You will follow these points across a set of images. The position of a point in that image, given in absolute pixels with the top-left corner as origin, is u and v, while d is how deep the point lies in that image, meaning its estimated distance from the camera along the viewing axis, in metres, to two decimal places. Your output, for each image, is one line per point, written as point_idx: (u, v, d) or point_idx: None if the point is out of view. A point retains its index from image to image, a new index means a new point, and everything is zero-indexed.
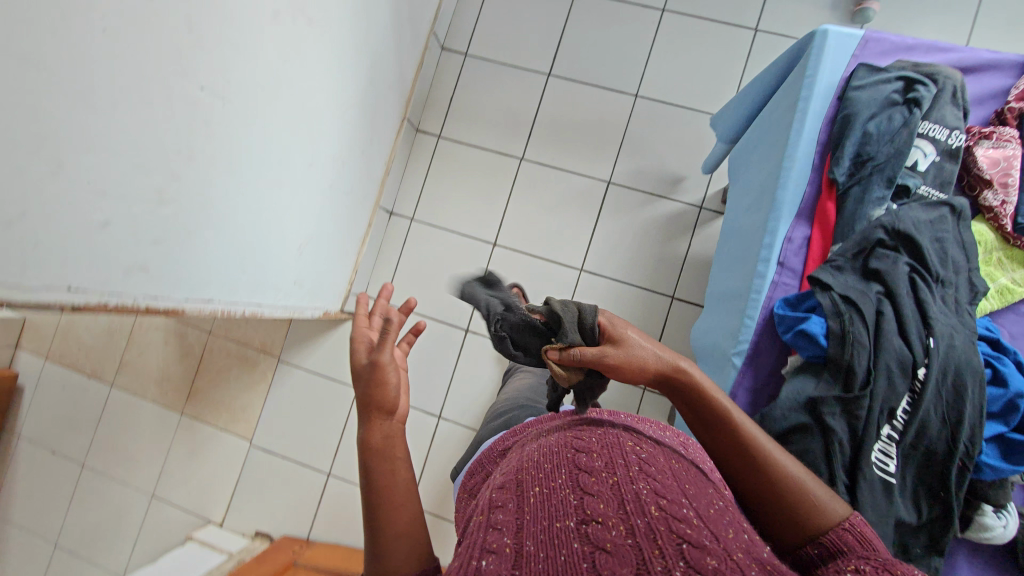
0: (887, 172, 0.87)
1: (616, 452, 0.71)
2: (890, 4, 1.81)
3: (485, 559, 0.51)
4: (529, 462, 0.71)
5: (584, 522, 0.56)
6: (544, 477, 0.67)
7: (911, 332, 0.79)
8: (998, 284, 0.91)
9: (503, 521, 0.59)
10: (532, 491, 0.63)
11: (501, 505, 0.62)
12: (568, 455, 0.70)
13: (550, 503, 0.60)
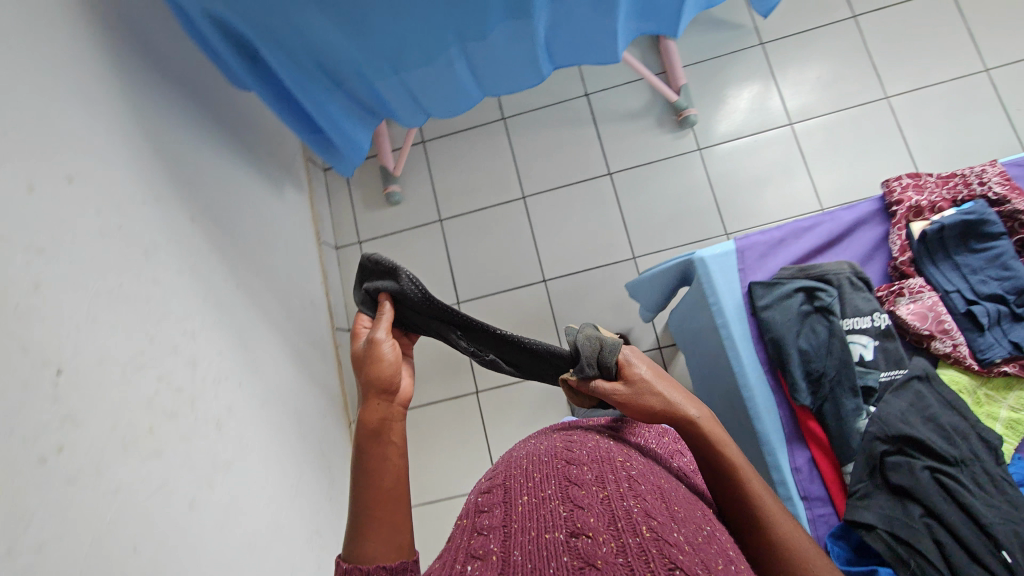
0: (843, 381, 0.98)
1: (603, 472, 0.83)
2: (703, 100, 1.97)
3: (471, 564, 0.67)
4: (522, 472, 0.86)
5: (572, 536, 0.68)
6: (535, 488, 0.80)
7: (977, 549, 0.83)
8: (1003, 420, 0.98)
9: (493, 534, 0.72)
10: (522, 502, 0.78)
11: (489, 515, 0.77)
12: (560, 468, 0.84)
13: (538, 519, 0.73)
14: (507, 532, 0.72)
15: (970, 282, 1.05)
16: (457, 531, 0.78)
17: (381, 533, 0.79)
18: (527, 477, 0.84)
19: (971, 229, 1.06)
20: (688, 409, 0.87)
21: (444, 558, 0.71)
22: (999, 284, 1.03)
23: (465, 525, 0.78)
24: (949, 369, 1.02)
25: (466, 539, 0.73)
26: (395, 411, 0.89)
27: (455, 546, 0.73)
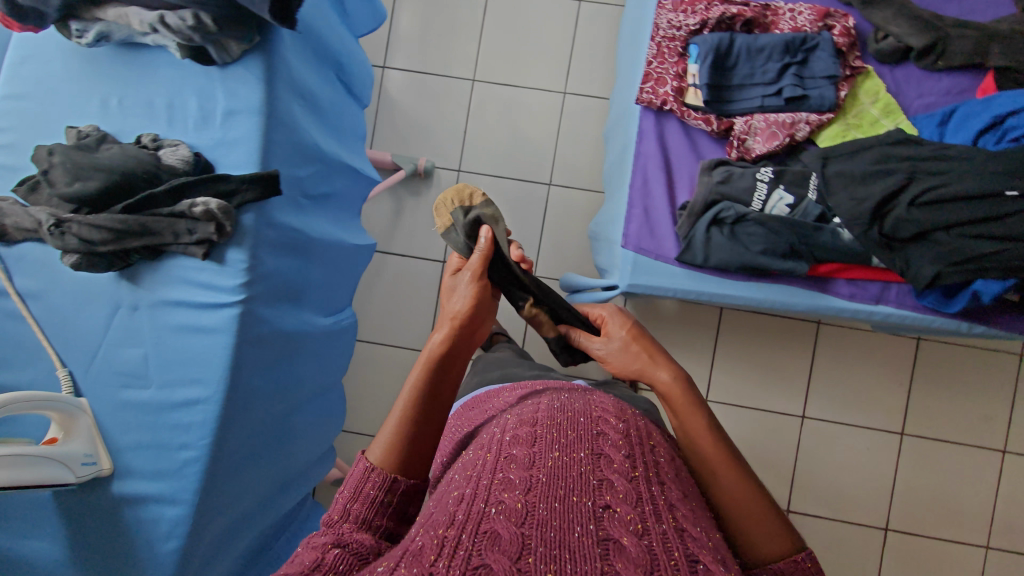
0: (801, 230, 0.90)
1: (650, 445, 0.62)
2: (413, 142, 1.91)
3: (492, 509, 0.50)
4: (548, 416, 0.66)
5: (604, 501, 0.52)
6: (563, 439, 0.60)
7: (982, 214, 0.84)
8: (878, 114, 0.95)
9: (514, 477, 0.55)
10: (555, 451, 0.58)
11: (512, 454, 0.58)
12: (588, 426, 0.63)
13: (567, 468, 0.56)
14: (534, 482, 0.54)
15: (757, 81, 0.94)
16: (476, 463, 0.60)
17: (409, 444, 0.65)
18: (563, 421, 0.64)
19: (714, 64, 0.93)
20: (660, 375, 0.72)
21: (446, 503, 0.55)
22: (773, 62, 0.93)
23: (486, 455, 0.61)
24: (827, 134, 0.96)
25: (484, 473, 0.56)
26: (461, 335, 0.74)
27: (474, 474, 0.57)
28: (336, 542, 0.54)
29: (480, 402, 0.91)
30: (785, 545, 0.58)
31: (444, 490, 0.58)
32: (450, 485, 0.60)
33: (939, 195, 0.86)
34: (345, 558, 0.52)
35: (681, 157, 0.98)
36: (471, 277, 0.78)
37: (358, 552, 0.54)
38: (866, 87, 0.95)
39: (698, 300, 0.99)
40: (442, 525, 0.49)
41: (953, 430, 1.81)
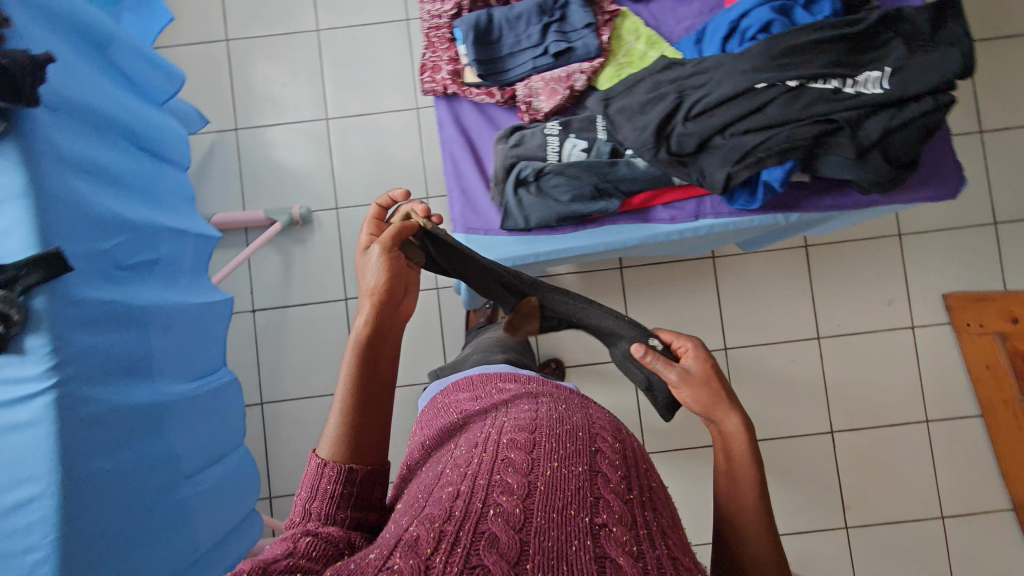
0: (601, 169, 0.94)
1: (630, 462, 0.74)
2: (285, 192, 1.91)
3: (492, 510, 0.59)
4: (550, 425, 0.74)
5: (599, 518, 0.61)
6: (563, 454, 0.69)
7: (746, 108, 0.89)
8: (645, 47, 1.01)
9: (514, 485, 0.63)
10: (550, 461, 0.67)
11: (510, 459, 0.67)
12: (589, 446, 0.72)
13: (561, 479, 0.65)
14: (530, 488, 0.63)
15: (526, 46, 0.98)
16: (471, 459, 0.68)
17: (354, 435, 0.70)
18: (556, 431, 0.73)
19: (479, 41, 0.96)
20: (731, 421, 0.83)
21: (439, 496, 0.63)
22: (534, 24, 0.98)
23: (482, 454, 0.69)
24: (604, 78, 1.01)
25: (483, 474, 0.65)
26: (386, 311, 0.74)
27: (472, 473, 0.65)
28: (307, 532, 0.60)
29: (476, 385, 0.97)
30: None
31: (435, 484, 0.66)
32: (441, 478, 0.68)
33: (708, 103, 0.91)
34: (317, 546, 0.58)
35: (480, 133, 1.02)
36: (382, 249, 0.75)
37: (329, 540, 0.60)
38: (627, 27, 1.01)
39: (539, 260, 1.02)
40: (437, 518, 0.58)
41: (862, 320, 1.87)
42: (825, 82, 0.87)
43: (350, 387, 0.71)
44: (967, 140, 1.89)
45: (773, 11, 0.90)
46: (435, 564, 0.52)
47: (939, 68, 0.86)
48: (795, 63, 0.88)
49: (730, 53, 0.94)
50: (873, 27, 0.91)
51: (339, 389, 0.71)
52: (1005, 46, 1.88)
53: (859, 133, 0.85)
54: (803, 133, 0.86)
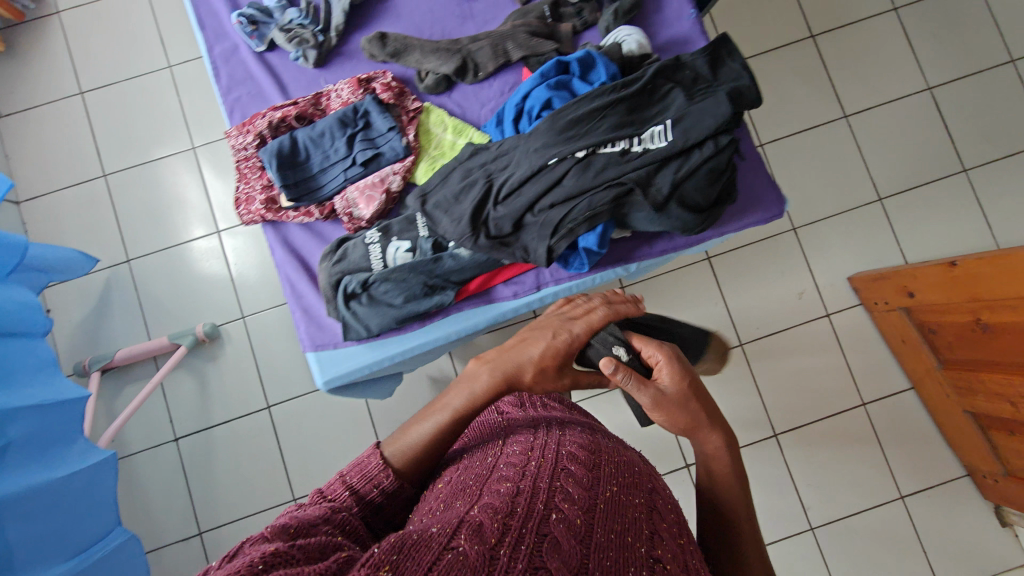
0: (425, 268, 0.94)
1: (670, 507, 0.75)
2: (187, 313, 1.88)
3: (556, 514, 0.61)
4: (607, 457, 0.77)
5: (654, 552, 0.63)
6: (620, 483, 0.71)
7: (545, 185, 0.91)
8: (454, 137, 1.03)
9: (578, 499, 0.65)
10: (609, 487, 0.69)
11: (571, 470, 0.69)
12: (643, 484, 0.75)
13: (617, 503, 0.67)
14: (590, 500, 0.65)
15: (334, 161, 0.99)
16: (528, 462, 0.71)
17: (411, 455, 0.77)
18: (609, 461, 0.75)
19: (283, 166, 0.97)
20: (715, 438, 0.86)
21: (496, 489, 0.65)
22: (339, 139, 1.00)
23: (541, 460, 0.71)
24: (419, 174, 1.02)
25: (542, 477, 0.67)
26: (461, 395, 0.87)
27: (530, 473, 0.67)
28: (333, 507, 0.66)
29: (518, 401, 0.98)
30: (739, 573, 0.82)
31: (492, 477, 0.69)
32: (491, 472, 0.71)
33: (512, 185, 0.93)
34: (350, 523, 0.65)
35: (311, 252, 1.01)
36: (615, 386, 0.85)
37: (346, 519, 0.65)
38: (432, 121, 1.04)
39: (394, 364, 1.02)
40: (499, 509, 0.60)
41: (778, 318, 1.90)
42: (613, 145, 0.90)
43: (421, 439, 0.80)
44: (834, 127, 1.96)
45: (550, 88, 0.93)
46: (501, 557, 0.53)
47: (709, 111, 0.89)
48: (581, 134, 0.91)
49: (524, 133, 0.95)
50: (649, 84, 0.94)
51: (414, 429, 0.80)
52: (845, 35, 1.98)
53: (651, 190, 0.87)
54: (600, 200, 0.88)
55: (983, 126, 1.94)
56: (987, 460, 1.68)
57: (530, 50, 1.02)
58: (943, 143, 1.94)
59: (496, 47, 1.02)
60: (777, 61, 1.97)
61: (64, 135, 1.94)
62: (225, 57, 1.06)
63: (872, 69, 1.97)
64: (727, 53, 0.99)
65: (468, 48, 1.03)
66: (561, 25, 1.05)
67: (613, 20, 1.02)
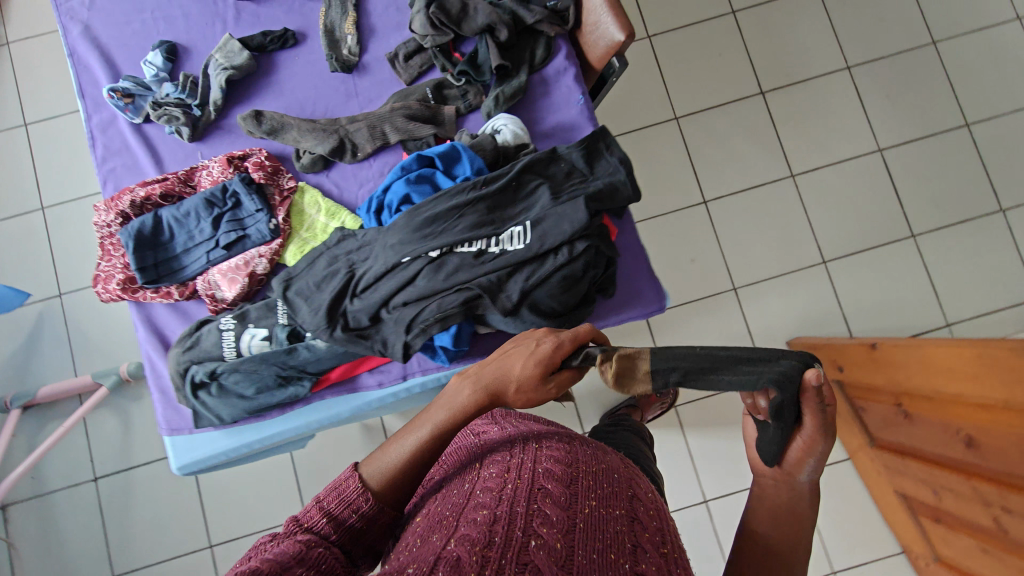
0: (278, 359, 0.91)
1: (662, 514, 0.69)
2: (116, 351, 1.87)
3: (534, 541, 0.57)
4: (587, 461, 0.71)
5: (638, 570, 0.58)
6: (601, 492, 0.66)
7: (398, 283, 0.88)
8: (328, 217, 1.00)
9: (557, 518, 0.59)
10: (588, 499, 0.63)
11: (547, 489, 0.63)
12: (627, 490, 0.69)
13: (602, 519, 0.61)
14: (571, 524, 0.59)
15: (198, 241, 0.97)
16: (503, 484, 0.65)
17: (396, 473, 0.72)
18: (591, 470, 0.68)
19: (140, 244, 0.95)
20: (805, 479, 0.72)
21: (471, 520, 0.59)
22: (206, 217, 0.98)
23: (517, 480, 0.65)
24: (288, 256, 0.99)
25: (520, 500, 0.61)
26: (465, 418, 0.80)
27: (508, 497, 0.61)
28: (309, 543, 0.61)
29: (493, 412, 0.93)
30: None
31: (468, 505, 0.63)
32: (467, 499, 0.64)
33: (370, 280, 0.90)
34: (327, 558, 0.60)
35: (174, 331, 0.98)
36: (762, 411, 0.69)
37: (319, 554, 0.60)
38: (306, 201, 1.01)
39: (253, 449, 0.99)
40: (475, 542, 0.55)
41: None
42: (469, 245, 0.87)
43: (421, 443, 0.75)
44: (781, 186, 1.90)
45: (410, 183, 0.91)
46: None
47: (568, 214, 0.87)
48: (437, 232, 0.88)
49: (386, 225, 0.93)
50: (514, 180, 0.91)
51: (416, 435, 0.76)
52: (796, 91, 1.93)
53: (501, 296, 0.85)
54: (450, 303, 0.85)
55: (931, 193, 1.89)
56: (916, 542, 1.63)
57: (407, 134, 1.00)
58: (891, 206, 1.89)
59: (373, 129, 1.01)
60: (726, 116, 1.93)
61: (7, 166, 1.94)
62: (102, 127, 1.04)
63: (823, 127, 1.92)
64: (603, 146, 0.97)
65: (345, 128, 1.01)
66: (444, 107, 1.02)
67: (494, 106, 1.00)
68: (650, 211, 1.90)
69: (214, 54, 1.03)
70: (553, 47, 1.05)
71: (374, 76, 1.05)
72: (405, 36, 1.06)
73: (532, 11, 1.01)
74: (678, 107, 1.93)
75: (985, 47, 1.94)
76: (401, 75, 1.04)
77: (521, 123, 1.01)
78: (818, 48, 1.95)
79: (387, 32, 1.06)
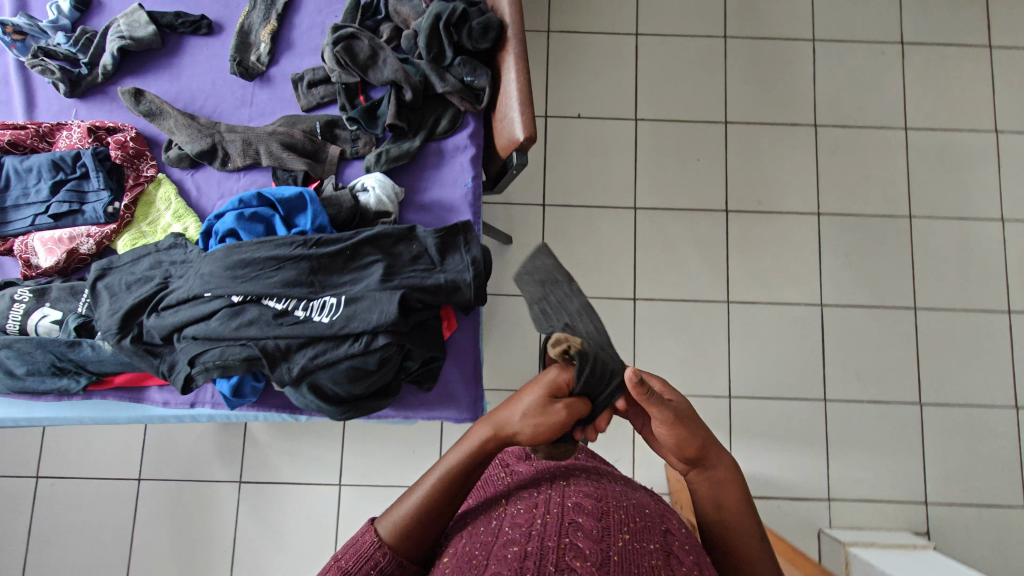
0: (56, 348, 0.87)
1: (698, 548, 0.73)
2: None
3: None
4: (614, 497, 0.75)
5: None
6: (633, 528, 0.69)
7: (194, 315, 0.83)
8: (173, 217, 0.96)
9: (587, 553, 0.64)
10: (620, 533, 0.68)
11: (579, 523, 0.68)
12: (658, 523, 0.72)
13: (633, 554, 0.65)
14: (602, 555, 0.64)
15: (31, 201, 0.93)
16: (532, 521, 0.70)
17: (417, 516, 0.78)
18: (620, 505, 0.73)
19: None
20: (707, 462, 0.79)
21: (504, 556, 0.66)
22: (47, 179, 0.94)
23: (545, 517, 0.70)
24: (119, 245, 0.94)
25: (550, 535, 0.67)
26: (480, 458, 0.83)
27: (536, 533, 0.67)
28: None
29: None
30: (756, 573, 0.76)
31: (496, 543, 0.69)
32: (497, 537, 0.70)
33: (171, 301, 0.86)
34: None
35: None
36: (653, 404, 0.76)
37: None
38: (159, 194, 0.97)
39: (21, 424, 0.95)
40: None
41: None
42: (275, 301, 0.83)
43: (443, 477, 0.81)
44: (714, 308, 1.85)
45: (243, 217, 0.86)
46: None
47: (382, 303, 0.82)
48: (248, 277, 0.83)
49: (209, 250, 0.88)
50: (350, 249, 0.87)
51: (435, 472, 0.81)
52: (761, 221, 1.88)
53: (283, 364, 0.81)
54: (232, 354, 0.81)
55: (858, 365, 1.83)
56: None
57: (279, 161, 0.96)
58: (814, 363, 1.84)
59: (246, 144, 0.97)
60: (684, 223, 1.89)
61: None
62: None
63: (775, 265, 1.87)
64: (463, 240, 0.92)
65: (222, 135, 0.97)
66: (329, 146, 0.98)
67: (374, 162, 0.96)
68: (578, 292, 1.86)
69: (118, 19, 1.00)
70: (461, 121, 1.01)
71: (275, 91, 1.01)
72: (318, 62, 1.01)
73: (444, 82, 0.97)
74: (640, 199, 1.89)
75: (961, 236, 1.88)
76: (300, 101, 1.00)
77: (397, 187, 0.96)
78: (796, 186, 1.90)
79: (303, 52, 1.02)
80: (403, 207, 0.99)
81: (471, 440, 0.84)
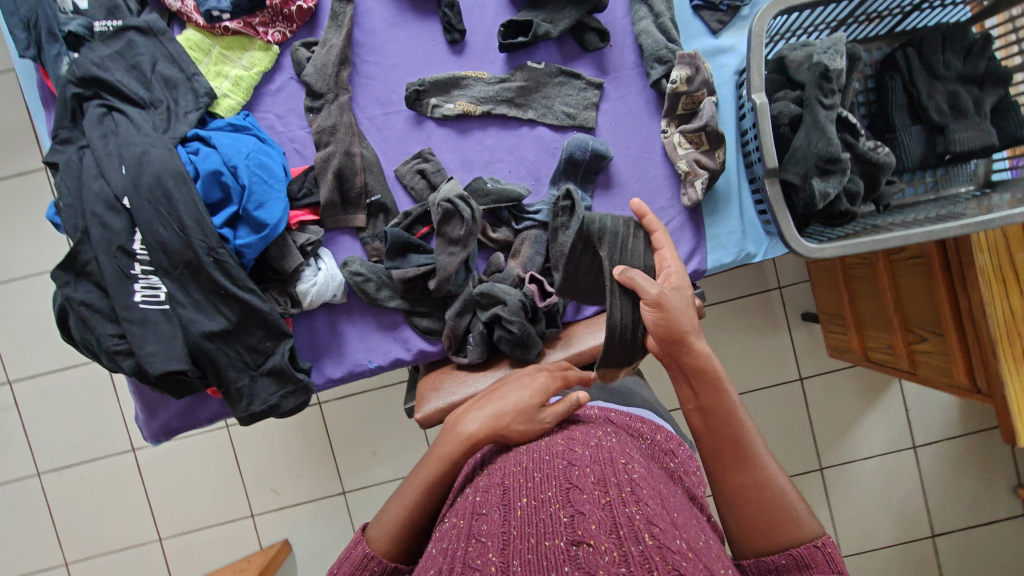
0: (45, 24, 0.96)
1: (606, 461, 0.67)
2: None
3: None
4: (517, 466, 0.70)
5: (576, 537, 0.55)
6: (534, 489, 0.64)
7: (104, 167, 0.86)
8: (232, 77, 1.02)
9: (492, 539, 0.59)
10: (521, 502, 0.63)
11: (485, 514, 0.63)
12: (561, 464, 0.67)
13: (536, 518, 0.59)
14: (504, 538, 0.58)
15: None
16: (450, 533, 0.64)
17: (402, 521, 0.80)
18: (523, 471, 0.69)
19: None
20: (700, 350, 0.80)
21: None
22: None
23: (460, 528, 0.64)
24: (188, 32, 1.01)
25: (459, 541, 0.60)
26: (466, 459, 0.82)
27: (451, 549, 0.60)
28: None
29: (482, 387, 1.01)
30: (759, 478, 0.73)
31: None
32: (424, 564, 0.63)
33: (121, 120, 0.90)
34: None
35: None
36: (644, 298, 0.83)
37: None
38: (255, 54, 1.04)
39: None
40: None
41: (250, 461, 1.84)
42: (140, 243, 0.85)
43: (421, 486, 0.81)
44: None
45: (220, 177, 0.90)
46: None
47: (168, 351, 0.85)
48: (156, 205, 0.85)
49: (187, 156, 0.91)
50: (226, 293, 0.87)
51: (416, 484, 0.82)
52: None
53: (80, 275, 0.86)
54: (74, 225, 0.86)
55: None
56: None
57: (321, 171, 1.00)
58: None
59: (335, 121, 1.03)
60: None
61: None
62: None
63: None
64: (286, 390, 0.91)
65: (336, 101, 1.04)
66: (363, 215, 1.03)
67: (350, 269, 0.96)
68: None
69: None
70: (433, 337, 1.01)
71: (405, 133, 1.07)
72: (447, 165, 1.07)
73: (457, 317, 0.95)
74: None
75: None
76: (400, 166, 1.05)
77: (336, 295, 0.98)
78: None
79: (448, 150, 1.07)
80: (328, 309, 1.01)
81: (454, 436, 0.83)
